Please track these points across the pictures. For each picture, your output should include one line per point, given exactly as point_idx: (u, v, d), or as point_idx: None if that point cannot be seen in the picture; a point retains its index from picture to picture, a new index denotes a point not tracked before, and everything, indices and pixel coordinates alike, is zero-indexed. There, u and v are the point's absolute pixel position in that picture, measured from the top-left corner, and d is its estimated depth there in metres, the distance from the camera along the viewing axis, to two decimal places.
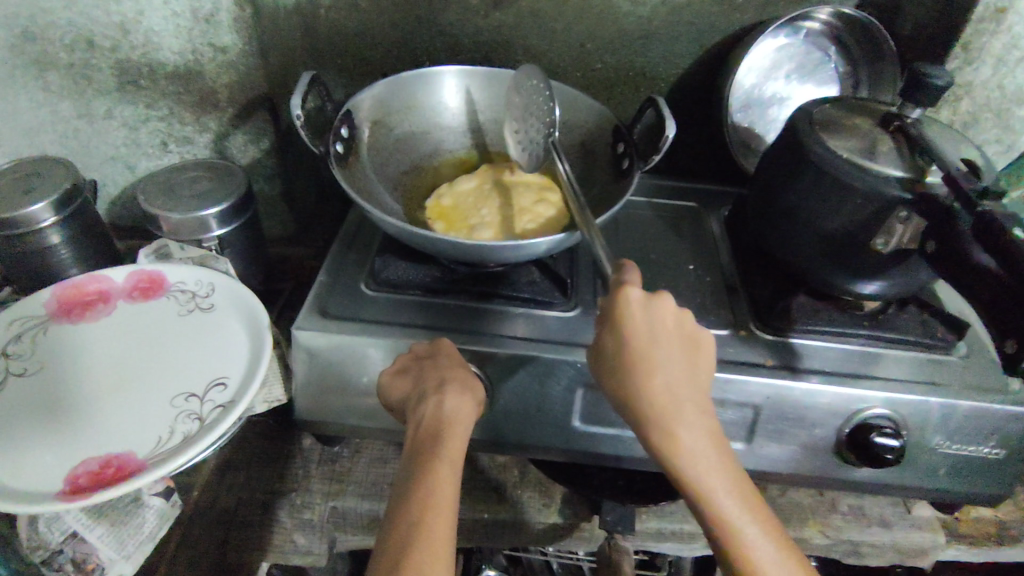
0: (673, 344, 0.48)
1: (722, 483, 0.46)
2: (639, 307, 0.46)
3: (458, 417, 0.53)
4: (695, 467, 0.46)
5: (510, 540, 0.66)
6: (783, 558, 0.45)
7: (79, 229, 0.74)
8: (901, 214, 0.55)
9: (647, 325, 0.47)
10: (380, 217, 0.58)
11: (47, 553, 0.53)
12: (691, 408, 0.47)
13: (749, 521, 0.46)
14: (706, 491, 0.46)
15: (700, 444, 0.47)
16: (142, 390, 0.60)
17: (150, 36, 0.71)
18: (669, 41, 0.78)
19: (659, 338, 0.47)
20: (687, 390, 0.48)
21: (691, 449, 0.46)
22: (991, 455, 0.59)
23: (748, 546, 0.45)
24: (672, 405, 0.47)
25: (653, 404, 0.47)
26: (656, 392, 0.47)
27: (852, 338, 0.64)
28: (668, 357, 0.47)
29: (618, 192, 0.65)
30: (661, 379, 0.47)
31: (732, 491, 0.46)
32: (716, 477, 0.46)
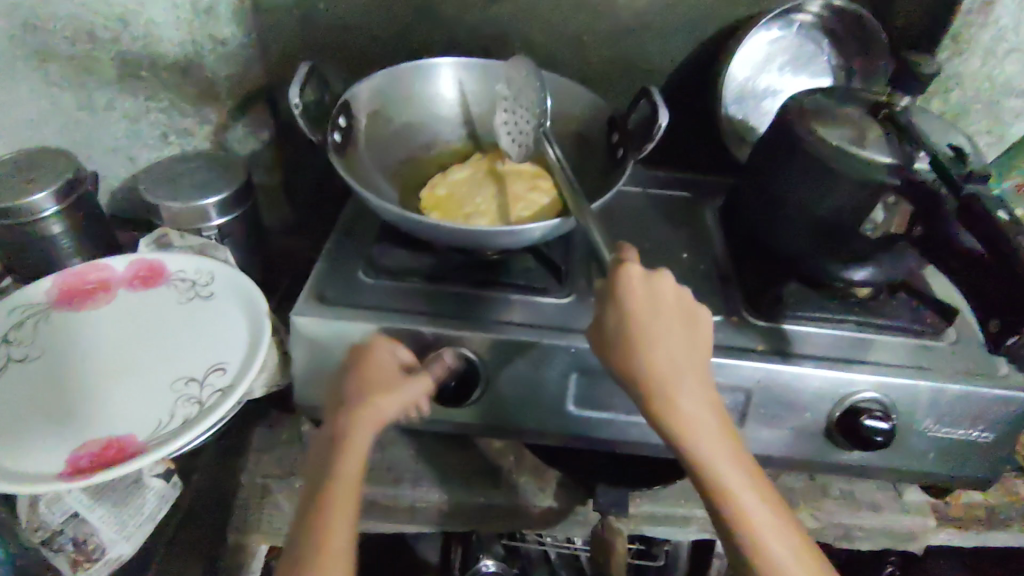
0: (673, 317, 0.50)
1: (722, 452, 0.48)
2: (640, 281, 0.48)
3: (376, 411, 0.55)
4: (696, 437, 0.48)
5: (506, 525, 0.67)
6: (781, 524, 0.47)
7: (80, 219, 0.75)
8: (889, 200, 0.56)
9: (648, 299, 0.48)
10: (379, 204, 0.59)
11: (48, 534, 0.54)
12: (691, 380, 0.49)
13: (748, 488, 0.47)
14: (706, 459, 0.47)
15: (699, 415, 0.48)
16: (143, 375, 0.61)
17: (152, 28, 0.73)
18: (663, 33, 0.79)
19: (660, 312, 0.49)
20: (686, 362, 0.49)
21: (691, 420, 0.48)
22: (979, 438, 0.60)
23: (747, 513, 0.46)
24: (673, 377, 0.48)
25: (654, 376, 0.48)
26: (658, 365, 0.48)
27: (842, 324, 0.65)
28: (668, 330, 0.49)
29: (611, 180, 0.67)
30: (662, 352, 0.49)
31: (731, 461, 0.48)
32: (716, 447, 0.48)
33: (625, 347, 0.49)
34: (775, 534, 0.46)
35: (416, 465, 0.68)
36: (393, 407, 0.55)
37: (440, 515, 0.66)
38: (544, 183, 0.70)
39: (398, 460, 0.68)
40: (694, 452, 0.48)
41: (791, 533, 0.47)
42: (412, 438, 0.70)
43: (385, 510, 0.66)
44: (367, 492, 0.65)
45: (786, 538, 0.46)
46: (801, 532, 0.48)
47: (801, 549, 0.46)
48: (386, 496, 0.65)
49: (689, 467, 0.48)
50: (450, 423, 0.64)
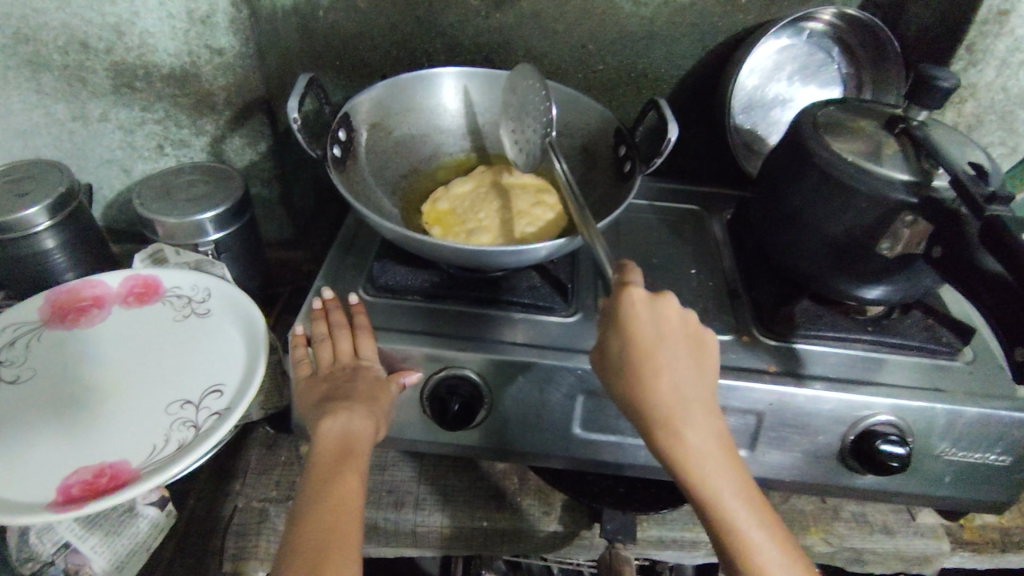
0: (678, 343, 0.48)
1: (729, 484, 0.46)
2: (643, 307, 0.46)
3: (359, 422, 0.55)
4: (702, 468, 0.46)
5: (509, 549, 0.66)
6: (790, 560, 0.45)
7: (74, 233, 0.73)
8: (907, 218, 0.54)
9: (652, 324, 0.46)
10: (377, 223, 0.57)
11: (39, 566, 0.53)
12: (697, 408, 0.47)
13: (755, 522, 0.46)
14: (712, 491, 0.46)
15: (706, 445, 0.47)
16: (137, 397, 0.59)
17: (146, 37, 0.70)
18: (671, 42, 0.77)
19: (664, 339, 0.47)
20: (693, 390, 0.48)
21: (697, 450, 0.46)
22: (997, 462, 0.59)
23: (755, 548, 0.45)
24: (678, 406, 0.47)
25: (659, 406, 0.47)
26: (662, 393, 0.47)
27: (855, 344, 0.63)
28: (674, 357, 0.47)
29: (619, 195, 0.65)
30: (666, 380, 0.47)
31: (738, 492, 0.46)
32: (723, 479, 0.46)
33: (628, 374, 0.47)
34: (783, 571, 0.45)
35: (418, 487, 0.67)
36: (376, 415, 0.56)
37: (443, 540, 0.64)
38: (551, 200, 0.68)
39: (399, 482, 0.67)
40: (700, 484, 0.46)
41: (801, 568, 0.45)
42: (414, 459, 0.69)
43: (386, 534, 0.64)
44: (368, 516, 0.64)
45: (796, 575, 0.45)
46: (810, 568, 0.46)
47: None
48: (387, 520, 0.64)
49: (694, 499, 0.47)
50: (452, 445, 0.63)
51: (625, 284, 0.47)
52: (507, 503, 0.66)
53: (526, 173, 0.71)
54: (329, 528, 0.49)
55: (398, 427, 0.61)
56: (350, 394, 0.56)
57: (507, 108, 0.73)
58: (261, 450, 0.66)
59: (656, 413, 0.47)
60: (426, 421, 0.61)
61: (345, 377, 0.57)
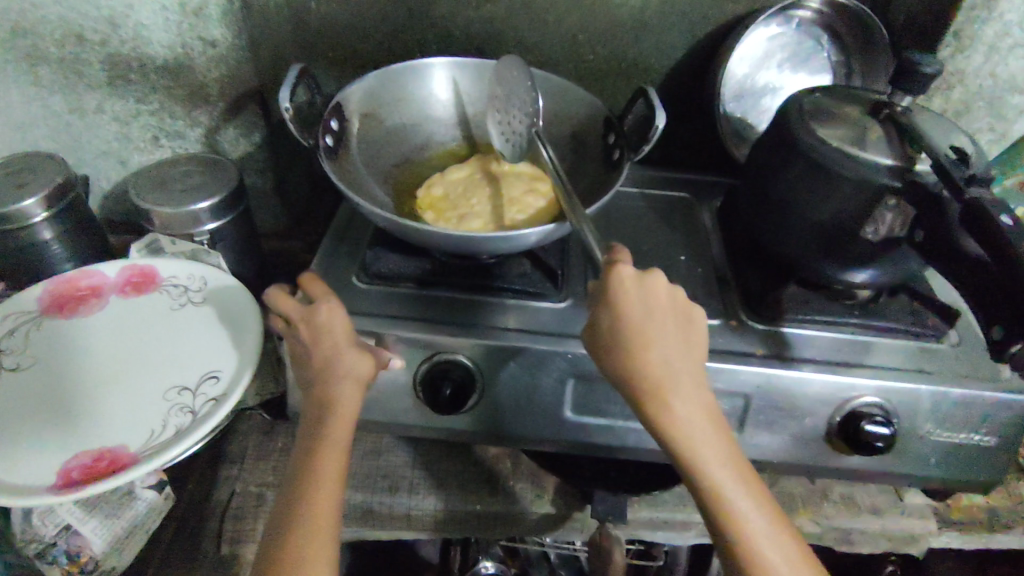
0: (665, 318, 0.49)
1: (716, 455, 0.47)
2: (631, 283, 0.47)
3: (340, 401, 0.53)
4: (689, 439, 0.47)
5: (504, 531, 0.67)
6: (775, 530, 0.46)
7: (72, 224, 0.74)
8: (889, 202, 0.55)
9: (640, 299, 0.48)
10: (369, 209, 0.58)
11: (41, 546, 0.55)
12: (686, 382, 0.48)
13: (742, 492, 0.46)
14: (700, 461, 0.47)
15: (693, 416, 0.48)
16: (135, 383, 0.60)
17: (140, 30, 0.71)
18: (662, 31, 0.78)
19: (651, 313, 0.48)
20: (681, 364, 0.49)
21: (684, 421, 0.47)
22: (981, 442, 0.60)
23: (741, 517, 0.46)
24: (667, 379, 0.48)
25: (648, 379, 0.48)
26: (650, 366, 0.48)
27: (842, 328, 0.64)
28: (662, 331, 0.49)
29: (609, 182, 0.65)
30: (653, 354, 0.48)
31: (725, 463, 0.47)
32: (710, 449, 0.47)
33: (616, 348, 0.48)
34: (769, 539, 0.45)
35: (413, 471, 0.68)
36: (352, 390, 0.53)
37: (437, 523, 0.65)
38: (544, 187, 0.69)
39: (395, 467, 0.68)
40: (687, 454, 0.47)
41: (786, 538, 0.46)
42: (409, 445, 0.70)
43: (381, 518, 0.66)
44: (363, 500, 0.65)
45: (782, 545, 0.45)
46: (796, 539, 0.46)
47: (796, 556, 0.45)
48: (381, 504, 0.65)
49: (683, 471, 0.47)
50: (445, 429, 0.64)
51: (614, 261, 0.48)
52: (500, 487, 0.67)
53: (518, 161, 0.72)
54: (305, 517, 0.47)
55: (391, 412, 0.62)
56: (333, 373, 0.53)
57: (498, 98, 0.74)
58: (258, 436, 0.67)
59: (643, 384, 0.48)
60: (419, 405, 0.62)
61: (329, 353, 0.54)
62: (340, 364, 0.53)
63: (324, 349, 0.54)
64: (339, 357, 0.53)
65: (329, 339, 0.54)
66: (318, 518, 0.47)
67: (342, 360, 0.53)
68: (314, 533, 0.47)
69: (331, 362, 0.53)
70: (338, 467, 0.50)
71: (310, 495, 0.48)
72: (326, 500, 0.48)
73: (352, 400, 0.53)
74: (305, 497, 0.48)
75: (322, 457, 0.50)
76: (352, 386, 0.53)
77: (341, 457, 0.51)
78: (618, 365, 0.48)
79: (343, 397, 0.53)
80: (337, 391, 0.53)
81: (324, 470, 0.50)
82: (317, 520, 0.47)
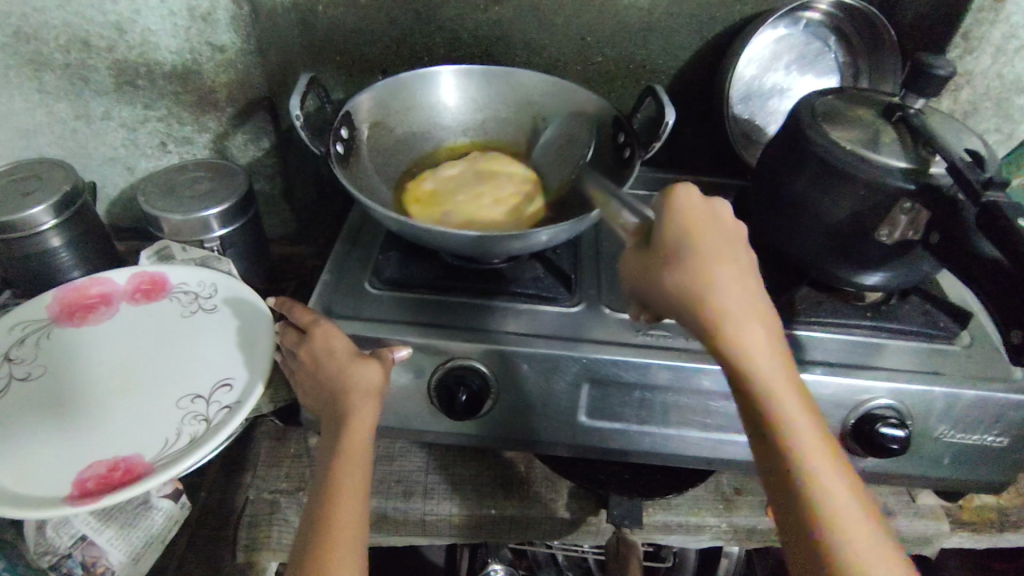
0: (731, 244, 0.47)
1: (782, 378, 0.44)
2: (697, 202, 0.47)
3: (359, 414, 0.52)
4: (754, 358, 0.44)
5: (519, 536, 0.67)
6: (837, 457, 0.43)
7: (79, 231, 0.74)
8: (905, 206, 0.54)
9: (705, 219, 0.47)
10: (382, 213, 0.57)
11: (56, 558, 0.54)
12: (751, 306, 0.46)
13: (808, 422, 0.43)
14: (767, 381, 0.44)
15: (760, 339, 0.45)
16: (149, 391, 0.60)
17: (148, 35, 0.70)
18: (669, 34, 0.78)
19: (713, 234, 0.47)
20: (746, 288, 0.46)
21: (750, 343, 0.44)
22: (994, 443, 0.60)
23: (806, 441, 0.43)
24: (733, 299, 0.45)
25: (718, 293, 0.45)
26: (714, 285, 0.45)
27: (855, 330, 0.64)
28: (728, 256, 0.47)
29: (620, 183, 0.65)
30: (718, 274, 0.45)
31: (790, 388, 0.44)
32: (775, 370, 0.44)
33: (674, 264, 0.46)
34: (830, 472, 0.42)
35: (427, 476, 0.68)
36: (366, 403, 0.53)
37: (452, 527, 0.65)
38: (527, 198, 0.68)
39: (408, 472, 0.68)
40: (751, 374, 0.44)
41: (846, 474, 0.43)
42: (422, 450, 0.70)
43: (396, 524, 0.65)
44: (378, 507, 0.65)
45: (844, 474, 0.43)
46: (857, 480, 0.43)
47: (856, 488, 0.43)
48: (396, 509, 0.65)
49: (743, 393, 0.44)
50: (459, 434, 0.63)
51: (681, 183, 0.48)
52: (514, 491, 0.67)
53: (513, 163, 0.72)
54: (326, 524, 0.47)
55: (406, 417, 0.62)
56: (348, 387, 0.53)
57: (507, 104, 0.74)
58: (269, 443, 0.67)
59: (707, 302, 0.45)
60: (434, 411, 0.62)
61: (342, 363, 0.54)
62: (351, 374, 0.53)
63: (335, 362, 0.55)
64: (349, 365, 0.54)
65: (337, 351, 0.55)
66: (342, 526, 0.47)
67: (354, 370, 0.54)
68: (336, 538, 0.47)
69: (344, 370, 0.54)
70: (361, 471, 0.50)
71: (332, 505, 0.48)
72: (350, 509, 0.49)
73: (368, 407, 0.53)
74: (328, 508, 0.48)
75: (341, 465, 0.50)
76: (367, 394, 0.53)
77: (363, 465, 0.51)
78: (678, 282, 0.46)
79: (357, 405, 0.52)
80: (351, 400, 0.53)
81: (344, 480, 0.49)
82: (341, 529, 0.47)
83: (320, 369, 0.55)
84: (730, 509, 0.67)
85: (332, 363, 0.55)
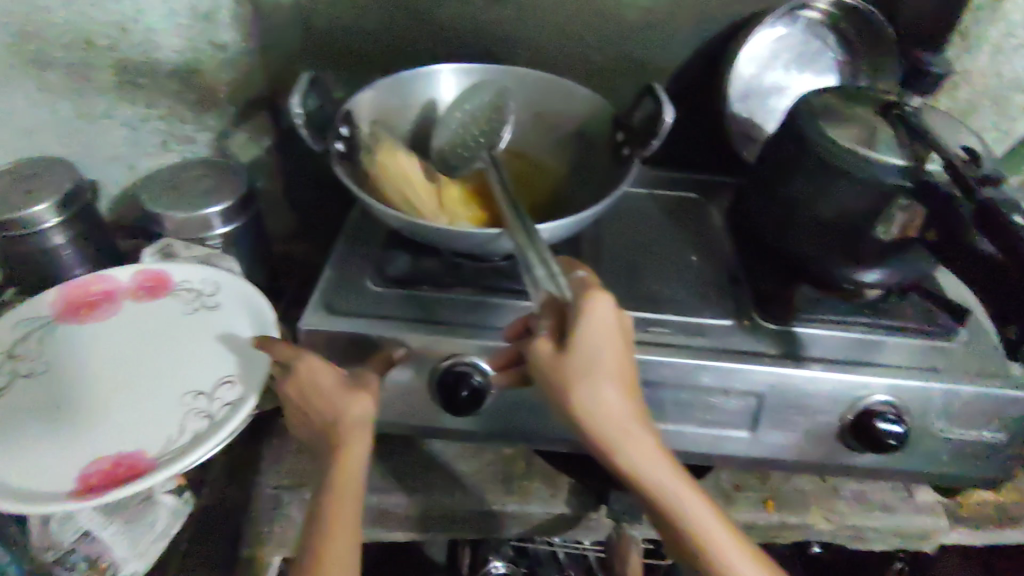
0: (607, 363, 0.46)
1: (673, 478, 0.47)
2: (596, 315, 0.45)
3: (349, 447, 0.53)
4: (653, 473, 0.47)
5: (519, 532, 0.67)
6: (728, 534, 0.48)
7: (82, 230, 0.74)
8: (901, 202, 0.55)
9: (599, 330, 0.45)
10: (381, 210, 0.58)
11: (60, 553, 0.55)
12: (635, 428, 0.47)
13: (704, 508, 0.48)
14: (664, 485, 0.47)
15: (649, 450, 0.47)
16: (152, 389, 0.60)
17: (151, 36, 0.71)
18: (668, 32, 0.78)
19: (610, 351, 0.45)
20: (624, 410, 0.47)
21: (648, 463, 0.47)
22: (991, 438, 0.60)
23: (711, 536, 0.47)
24: (618, 422, 0.46)
25: (608, 422, 0.46)
26: (610, 407, 0.46)
27: (853, 327, 0.64)
28: (605, 367, 0.46)
29: (617, 181, 0.66)
30: (607, 402, 0.46)
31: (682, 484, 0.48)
32: (665, 472, 0.47)
33: (576, 385, 0.45)
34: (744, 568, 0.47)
35: (428, 473, 0.68)
36: (356, 437, 0.53)
37: (453, 522, 0.66)
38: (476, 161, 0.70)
39: (409, 469, 0.68)
40: (658, 491, 0.47)
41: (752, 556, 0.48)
42: (423, 446, 0.70)
43: (397, 520, 0.66)
44: (379, 502, 0.65)
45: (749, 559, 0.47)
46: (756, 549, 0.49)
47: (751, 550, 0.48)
48: (397, 505, 0.65)
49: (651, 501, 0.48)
50: (460, 431, 0.64)
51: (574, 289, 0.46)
52: (515, 487, 0.67)
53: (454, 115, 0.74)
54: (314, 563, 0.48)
55: (408, 413, 0.63)
56: (339, 422, 0.54)
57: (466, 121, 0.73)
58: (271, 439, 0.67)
59: (611, 431, 0.46)
60: (435, 408, 0.62)
61: (331, 396, 0.54)
62: (342, 407, 0.54)
63: (322, 396, 0.55)
64: (339, 398, 0.54)
65: (324, 384, 0.55)
66: (331, 568, 0.48)
67: (346, 402, 0.54)
68: None
69: (334, 404, 0.54)
70: (350, 508, 0.51)
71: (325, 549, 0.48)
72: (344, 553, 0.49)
73: (359, 443, 0.53)
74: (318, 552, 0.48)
75: (329, 501, 0.50)
76: (359, 429, 0.54)
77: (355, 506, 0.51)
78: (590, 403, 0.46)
79: (347, 440, 0.53)
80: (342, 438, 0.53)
81: (334, 516, 0.50)
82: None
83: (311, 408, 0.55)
84: (730, 506, 0.67)
85: (320, 396, 0.55)
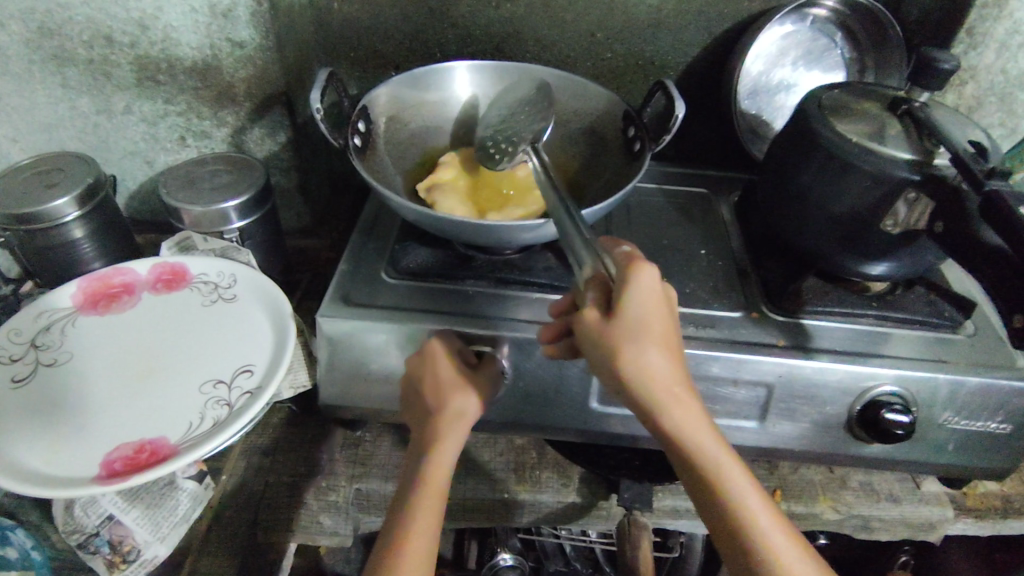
0: (659, 328, 0.45)
1: (717, 447, 0.47)
2: (649, 285, 0.44)
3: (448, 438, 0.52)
4: (695, 442, 0.46)
5: (530, 520, 0.68)
6: (770, 512, 0.47)
7: (101, 223, 0.76)
8: (909, 195, 0.56)
9: (653, 299, 0.44)
10: (398, 203, 0.59)
11: (84, 536, 0.56)
12: (682, 395, 0.46)
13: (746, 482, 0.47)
14: (706, 454, 0.46)
15: (694, 419, 0.46)
16: (172, 377, 0.62)
17: (169, 32, 0.72)
18: (679, 30, 0.79)
19: (662, 318, 0.45)
20: (676, 377, 0.46)
21: (693, 431, 0.46)
22: (997, 429, 0.61)
23: (752, 513, 0.46)
24: (666, 388, 0.45)
25: (655, 387, 0.45)
26: (658, 372, 0.45)
27: (861, 319, 0.65)
28: (656, 336, 0.45)
29: (630, 176, 0.67)
30: (657, 371, 0.45)
31: (724, 454, 0.47)
32: (708, 442, 0.46)
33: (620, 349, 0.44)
34: (780, 538, 0.46)
35: None
36: (455, 427, 0.52)
37: (466, 510, 0.67)
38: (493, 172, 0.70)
39: None
40: (699, 457, 0.46)
41: (789, 532, 0.47)
42: None
43: None
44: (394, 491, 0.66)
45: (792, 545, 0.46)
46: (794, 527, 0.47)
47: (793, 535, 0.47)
48: None
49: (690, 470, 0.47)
50: (473, 420, 0.65)
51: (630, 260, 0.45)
52: (526, 477, 0.68)
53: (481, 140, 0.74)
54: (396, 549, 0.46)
55: None
56: (449, 413, 0.53)
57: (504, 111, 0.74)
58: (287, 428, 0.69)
59: (656, 396, 0.45)
60: None
61: (443, 386, 0.55)
62: (450, 399, 0.54)
63: (434, 383, 0.55)
64: (450, 390, 0.54)
65: (441, 376, 0.55)
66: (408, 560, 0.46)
67: (455, 396, 0.54)
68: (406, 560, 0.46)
69: (444, 394, 0.54)
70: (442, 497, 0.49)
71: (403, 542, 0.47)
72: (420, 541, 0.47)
73: (457, 436, 0.52)
74: (398, 537, 0.47)
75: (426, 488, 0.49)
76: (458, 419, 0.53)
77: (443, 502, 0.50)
78: (637, 369, 0.44)
79: (450, 430, 0.52)
80: (441, 428, 0.52)
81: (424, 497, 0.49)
82: (407, 563, 0.46)
83: (422, 395, 0.55)
84: None
85: (432, 384, 0.55)
